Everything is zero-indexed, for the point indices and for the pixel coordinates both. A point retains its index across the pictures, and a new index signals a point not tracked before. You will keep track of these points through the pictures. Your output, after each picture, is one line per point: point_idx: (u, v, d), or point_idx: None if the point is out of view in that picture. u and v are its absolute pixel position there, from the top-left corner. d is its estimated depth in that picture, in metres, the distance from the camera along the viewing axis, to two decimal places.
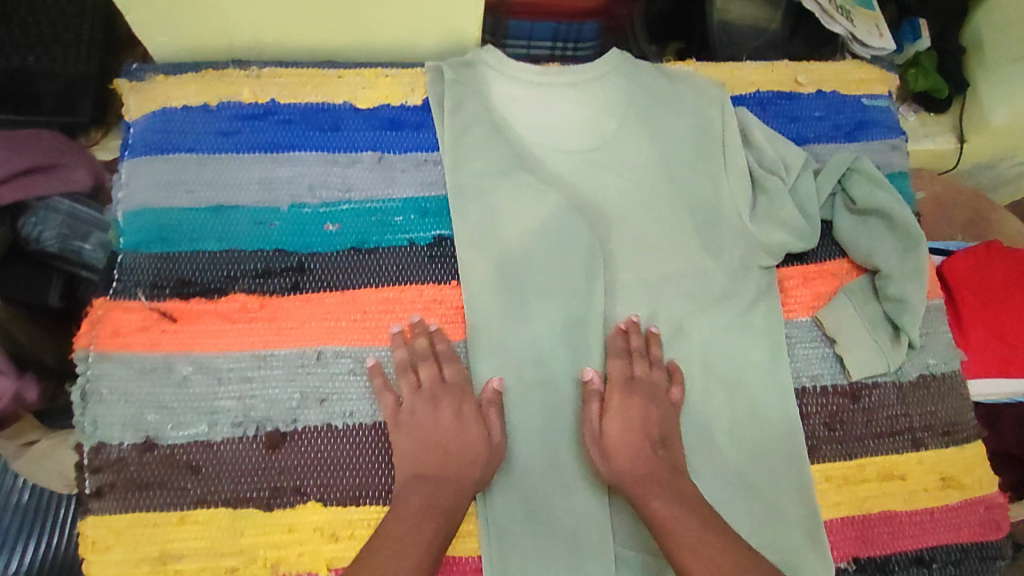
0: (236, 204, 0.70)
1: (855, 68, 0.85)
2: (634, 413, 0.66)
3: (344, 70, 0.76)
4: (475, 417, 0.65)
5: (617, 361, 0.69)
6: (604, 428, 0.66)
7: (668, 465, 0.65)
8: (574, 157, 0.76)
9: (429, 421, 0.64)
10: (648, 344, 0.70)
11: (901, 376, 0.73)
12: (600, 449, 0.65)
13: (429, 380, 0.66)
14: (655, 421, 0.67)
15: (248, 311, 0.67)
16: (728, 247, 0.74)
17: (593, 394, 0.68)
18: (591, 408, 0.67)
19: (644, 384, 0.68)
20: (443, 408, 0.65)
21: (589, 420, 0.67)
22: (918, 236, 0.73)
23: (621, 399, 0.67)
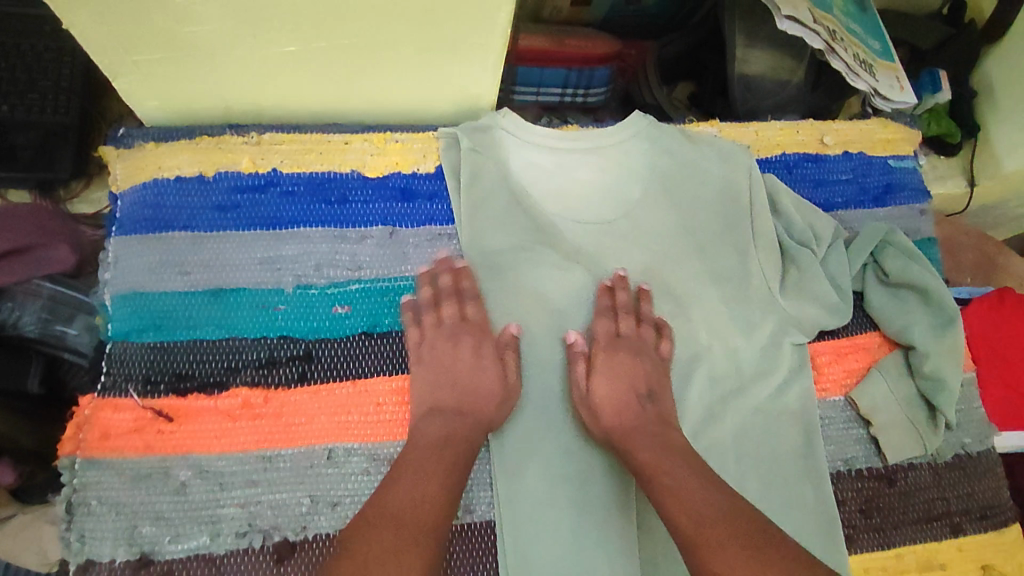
0: (236, 287, 0.65)
1: (881, 128, 0.82)
2: (620, 371, 0.66)
3: (351, 136, 0.71)
4: (493, 356, 0.66)
5: (604, 321, 0.68)
6: (591, 387, 0.65)
7: (655, 416, 0.64)
8: (596, 228, 0.72)
9: (449, 359, 0.65)
10: (640, 299, 0.70)
11: (938, 457, 0.70)
12: (589, 408, 0.64)
13: (450, 316, 0.66)
14: (642, 375, 0.66)
15: (251, 407, 0.61)
16: (759, 323, 0.71)
17: (578, 355, 0.67)
18: (578, 368, 0.66)
19: (630, 341, 0.67)
20: (461, 349, 0.65)
21: (577, 380, 0.66)
22: (954, 313, 0.70)
23: (607, 356, 0.66)
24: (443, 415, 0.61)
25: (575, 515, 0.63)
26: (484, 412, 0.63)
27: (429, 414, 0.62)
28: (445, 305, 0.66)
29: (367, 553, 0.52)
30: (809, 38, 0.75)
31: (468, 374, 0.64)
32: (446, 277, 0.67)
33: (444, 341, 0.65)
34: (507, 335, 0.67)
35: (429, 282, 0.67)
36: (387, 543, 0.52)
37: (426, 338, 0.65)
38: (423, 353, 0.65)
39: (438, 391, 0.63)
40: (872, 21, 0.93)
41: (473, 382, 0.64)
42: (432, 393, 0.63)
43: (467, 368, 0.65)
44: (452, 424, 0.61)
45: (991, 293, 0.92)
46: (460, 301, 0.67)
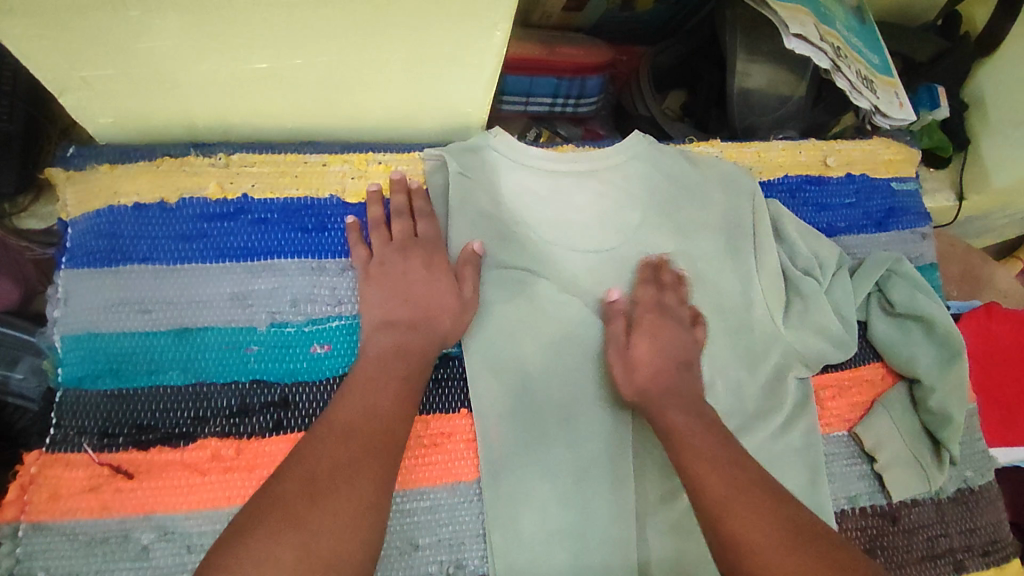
0: (203, 325, 0.59)
1: (882, 148, 0.81)
2: (664, 335, 0.63)
3: (329, 157, 0.67)
4: (448, 273, 0.62)
5: (643, 287, 0.67)
6: (632, 344, 0.63)
7: (692, 386, 0.62)
8: (594, 257, 0.68)
9: (399, 271, 0.61)
10: (678, 280, 0.68)
11: (941, 492, 0.69)
12: (624, 364, 0.62)
13: (402, 234, 0.63)
14: (682, 344, 0.64)
15: (222, 460, 0.56)
16: (760, 356, 0.69)
17: (616, 311, 0.65)
18: (616, 326, 0.64)
19: (671, 309, 0.66)
20: (413, 265, 0.62)
21: (615, 339, 0.63)
22: (961, 346, 0.68)
23: (652, 317, 0.64)
24: (395, 329, 0.58)
25: (574, 566, 0.59)
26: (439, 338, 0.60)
27: (381, 327, 0.59)
28: (395, 222, 0.63)
29: (319, 467, 0.48)
30: (817, 58, 0.74)
31: (421, 286, 0.61)
32: (399, 195, 0.65)
33: (397, 253, 0.62)
34: (468, 253, 0.63)
35: (400, 190, 0.65)
36: (346, 456, 0.49)
37: (377, 254, 0.62)
38: (371, 269, 0.62)
39: (391, 302, 0.60)
40: (872, 35, 0.90)
41: (426, 299, 0.60)
42: (387, 305, 0.60)
43: (421, 274, 0.61)
44: (403, 336, 0.58)
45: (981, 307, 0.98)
46: (412, 219, 0.64)
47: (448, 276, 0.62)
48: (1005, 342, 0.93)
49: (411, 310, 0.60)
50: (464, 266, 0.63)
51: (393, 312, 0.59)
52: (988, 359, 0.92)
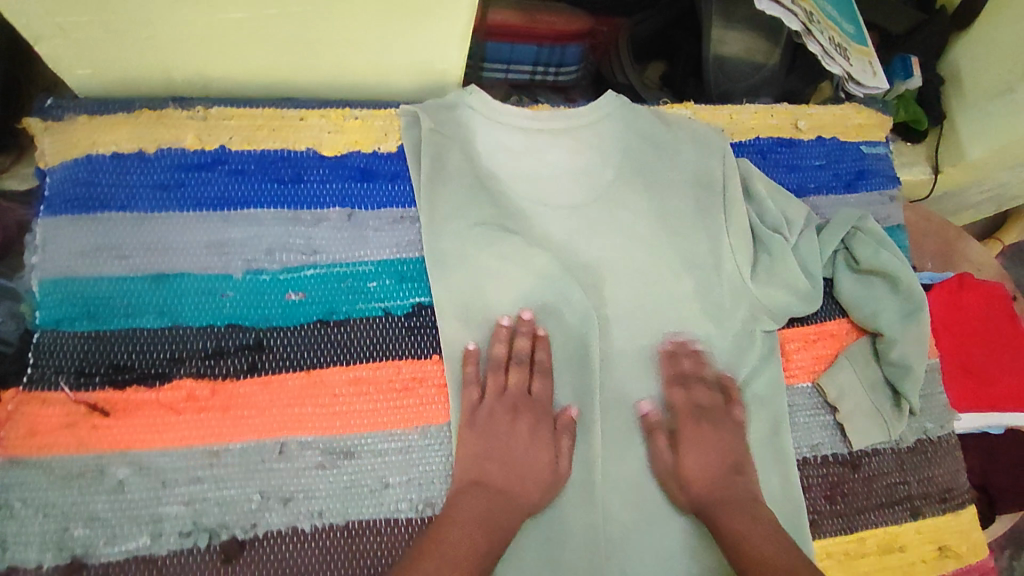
0: (180, 271, 0.60)
1: (854, 113, 0.81)
2: (710, 445, 0.63)
3: (307, 111, 0.67)
4: (549, 443, 0.61)
5: (676, 390, 0.66)
6: (679, 459, 0.63)
7: (748, 491, 0.62)
8: (565, 214, 0.69)
9: (505, 431, 0.60)
10: (699, 366, 0.68)
11: (900, 442, 0.72)
12: (676, 480, 0.63)
13: (516, 388, 0.62)
14: (729, 447, 0.64)
15: (197, 400, 0.57)
16: (729, 310, 0.70)
17: (654, 426, 0.65)
18: (658, 441, 0.64)
19: (713, 410, 0.66)
20: (519, 425, 0.61)
21: (659, 456, 0.64)
22: (921, 301, 0.71)
23: (693, 429, 0.64)
24: (485, 491, 0.57)
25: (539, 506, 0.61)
26: (513, 441, 0.60)
27: (471, 487, 0.57)
28: (513, 372, 0.62)
29: None
30: (788, 18, 0.75)
31: (521, 451, 0.60)
32: (523, 340, 0.63)
33: (504, 413, 0.60)
34: (566, 417, 0.63)
35: (506, 339, 0.63)
36: None
37: (485, 402, 0.61)
38: (477, 418, 0.60)
39: (484, 464, 0.59)
40: (846, 5, 0.91)
41: (522, 465, 0.59)
42: (477, 464, 0.59)
43: (525, 440, 0.60)
44: (494, 502, 0.56)
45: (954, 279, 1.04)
46: (530, 371, 0.63)
47: (547, 445, 0.61)
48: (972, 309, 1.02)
49: (496, 463, 0.59)
50: (561, 430, 0.62)
51: (484, 464, 0.59)
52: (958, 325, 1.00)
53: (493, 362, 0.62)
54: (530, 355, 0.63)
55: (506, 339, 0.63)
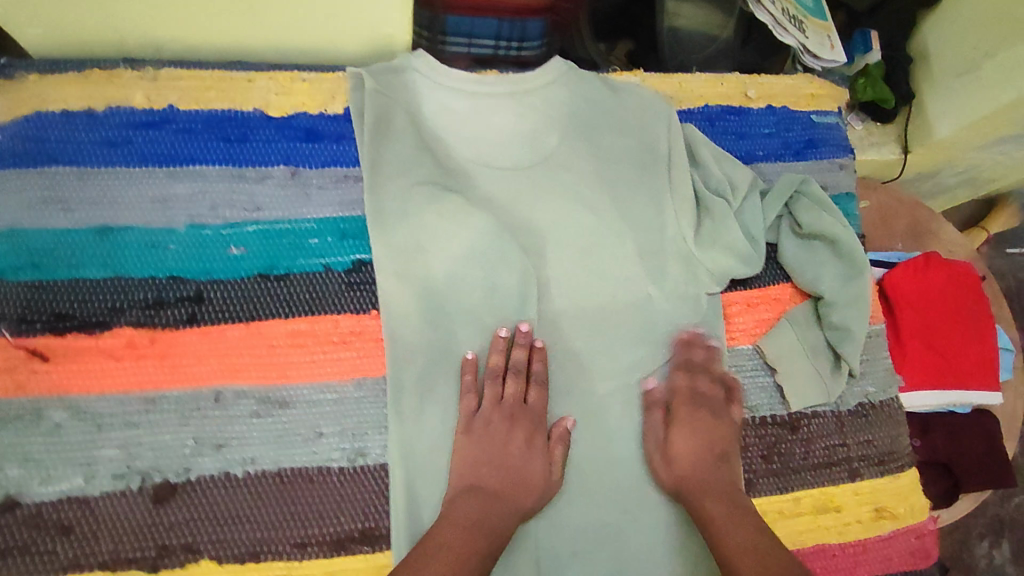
0: (125, 224, 0.61)
1: (805, 83, 0.82)
2: (697, 430, 0.65)
3: (255, 73, 0.67)
4: (544, 450, 0.63)
5: (681, 374, 0.68)
6: (670, 438, 0.66)
7: (727, 476, 0.64)
8: (509, 175, 0.70)
9: (501, 439, 0.61)
10: (712, 359, 0.69)
11: (841, 405, 0.73)
12: (663, 457, 0.65)
13: (513, 397, 0.63)
14: (717, 438, 0.66)
15: (135, 348, 0.58)
16: (671, 273, 0.71)
17: (654, 403, 0.68)
18: (656, 419, 0.67)
19: (711, 399, 0.67)
20: (516, 434, 0.62)
21: (653, 431, 0.67)
22: (862, 264, 0.72)
23: (687, 411, 0.66)
24: (482, 495, 0.58)
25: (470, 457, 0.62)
26: (508, 446, 0.61)
27: (468, 492, 0.59)
28: (510, 381, 0.63)
29: None
30: None
31: (517, 463, 0.61)
32: (520, 351, 0.64)
33: (501, 422, 0.62)
34: (562, 429, 0.64)
35: (502, 350, 0.64)
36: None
37: (483, 410, 0.62)
38: (474, 426, 0.62)
39: (481, 470, 0.60)
40: None
41: (520, 472, 0.61)
42: (473, 469, 0.60)
43: (522, 450, 0.62)
44: (491, 508, 0.58)
45: (919, 259, 1.11)
46: (528, 380, 0.64)
47: (539, 457, 0.62)
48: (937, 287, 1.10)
49: (493, 468, 0.60)
50: (555, 442, 0.64)
51: (476, 472, 0.60)
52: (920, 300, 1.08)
53: (489, 371, 0.63)
54: (528, 366, 0.64)
55: (504, 349, 0.64)
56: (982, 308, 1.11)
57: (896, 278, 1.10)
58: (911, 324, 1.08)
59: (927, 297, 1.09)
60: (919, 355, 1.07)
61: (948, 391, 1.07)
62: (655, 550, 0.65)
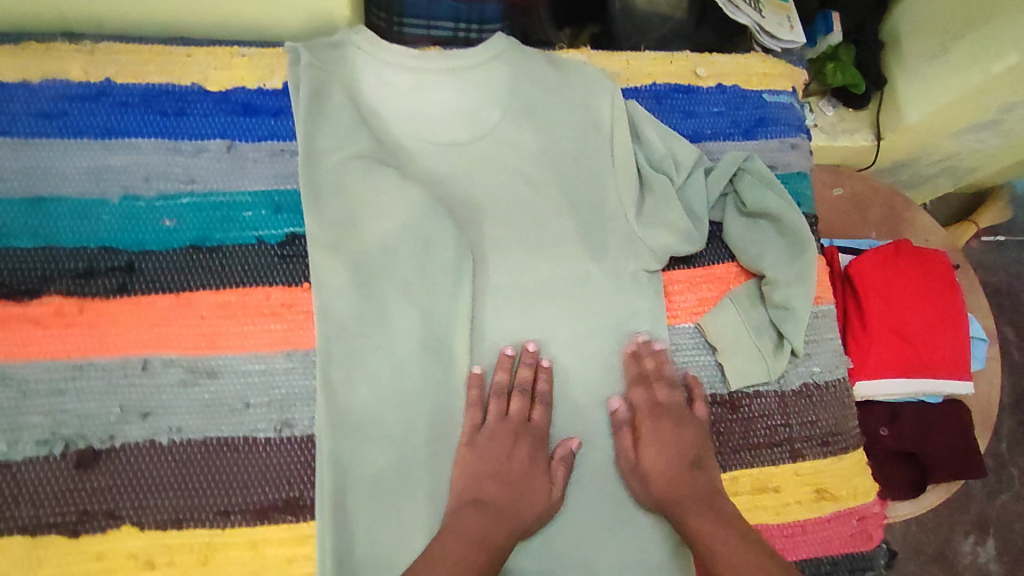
0: (58, 195, 0.61)
1: (758, 61, 0.81)
2: (667, 443, 0.65)
3: (194, 48, 0.67)
4: (545, 469, 0.63)
5: (639, 390, 0.67)
6: (641, 459, 0.65)
7: (706, 485, 0.64)
8: (449, 151, 0.69)
9: (504, 455, 0.62)
10: (662, 364, 0.68)
11: (784, 385, 0.72)
12: (638, 478, 0.65)
13: (517, 415, 0.64)
14: (688, 443, 0.65)
15: (64, 316, 0.59)
16: (614, 251, 0.70)
17: (622, 424, 0.67)
18: (624, 439, 0.66)
19: (669, 407, 0.67)
20: (518, 451, 0.62)
21: (624, 451, 0.66)
22: (806, 241, 0.71)
23: (653, 426, 0.66)
24: (484, 510, 0.59)
25: (402, 430, 0.61)
26: (511, 461, 0.62)
27: (472, 504, 0.59)
28: (515, 398, 0.64)
29: None
30: None
31: (519, 481, 0.61)
32: (526, 369, 0.65)
33: (505, 437, 0.62)
34: (565, 450, 0.65)
35: (508, 367, 0.65)
36: None
37: (488, 425, 0.63)
38: (478, 439, 0.62)
39: (486, 482, 0.61)
40: None
41: (522, 490, 0.61)
42: (476, 482, 0.61)
43: (524, 467, 0.62)
44: (491, 524, 0.58)
45: (888, 247, 1.09)
46: (532, 400, 0.65)
47: (542, 475, 0.63)
48: (909, 275, 1.07)
49: (494, 481, 0.61)
50: (557, 462, 0.64)
51: (474, 485, 0.60)
52: (889, 290, 1.06)
53: (492, 388, 0.64)
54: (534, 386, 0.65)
55: (509, 366, 0.65)
56: (958, 297, 1.09)
57: (864, 265, 1.08)
58: (880, 313, 1.05)
59: (897, 284, 1.07)
60: (888, 344, 1.04)
61: (916, 379, 1.05)
62: (587, 525, 0.66)
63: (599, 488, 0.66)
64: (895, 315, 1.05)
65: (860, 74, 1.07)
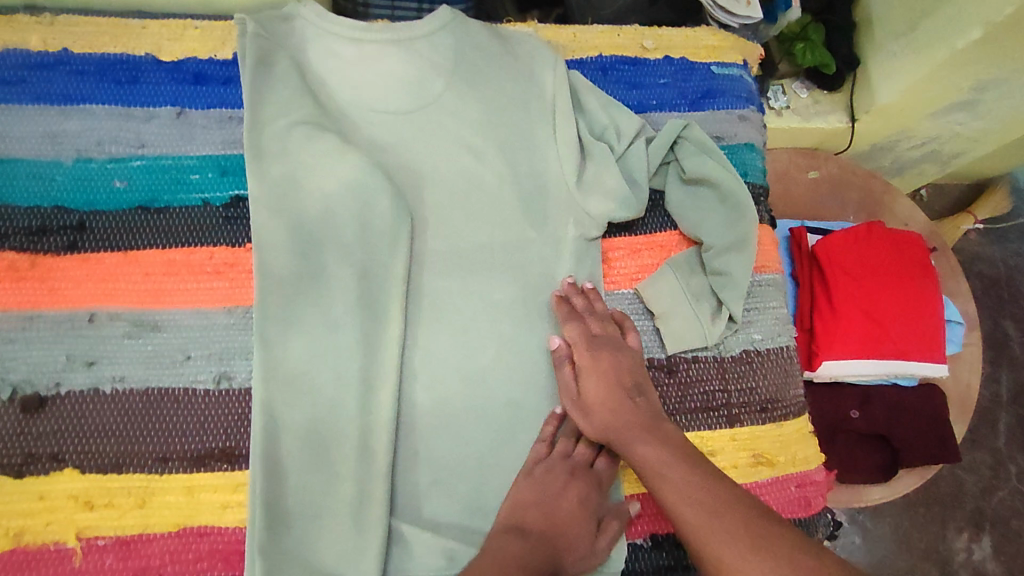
0: (14, 157, 0.65)
1: (706, 35, 0.82)
2: (607, 372, 0.64)
3: (149, 21, 0.71)
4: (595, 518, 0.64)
5: (573, 325, 0.67)
6: (581, 388, 0.64)
7: (648, 409, 0.63)
8: (391, 120, 0.71)
9: (558, 492, 0.63)
10: (592, 300, 0.69)
11: (723, 350, 0.72)
12: (582, 409, 0.64)
13: (581, 457, 0.66)
14: (628, 370, 0.65)
15: (15, 271, 0.62)
16: (554, 218, 0.72)
17: (563, 359, 0.66)
18: (566, 372, 0.66)
19: (605, 338, 0.66)
20: (570, 491, 0.64)
21: (567, 386, 0.66)
22: (745, 206, 0.72)
23: (591, 357, 0.65)
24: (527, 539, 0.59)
25: (337, 385, 0.64)
26: (562, 498, 0.63)
27: (510, 531, 0.60)
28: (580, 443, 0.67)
29: None
30: None
31: (567, 518, 0.62)
32: None
33: (562, 474, 0.64)
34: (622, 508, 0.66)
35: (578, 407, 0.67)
36: None
37: (548, 461, 0.65)
38: (537, 471, 0.65)
39: (528, 513, 0.62)
40: None
41: (573, 533, 0.62)
42: (521, 512, 0.62)
43: (566, 499, 0.63)
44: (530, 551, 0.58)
45: (860, 227, 1.01)
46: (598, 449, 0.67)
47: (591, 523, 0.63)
48: (883, 257, 1.00)
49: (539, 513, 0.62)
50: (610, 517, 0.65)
51: (520, 514, 0.62)
52: (862, 273, 0.98)
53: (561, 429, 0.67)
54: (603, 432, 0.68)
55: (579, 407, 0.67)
56: (934, 280, 1.01)
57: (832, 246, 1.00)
58: (849, 295, 0.97)
59: (868, 266, 0.99)
60: (856, 328, 0.96)
61: (890, 361, 0.98)
62: None
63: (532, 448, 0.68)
64: (865, 298, 0.97)
65: (830, 54, 1.07)
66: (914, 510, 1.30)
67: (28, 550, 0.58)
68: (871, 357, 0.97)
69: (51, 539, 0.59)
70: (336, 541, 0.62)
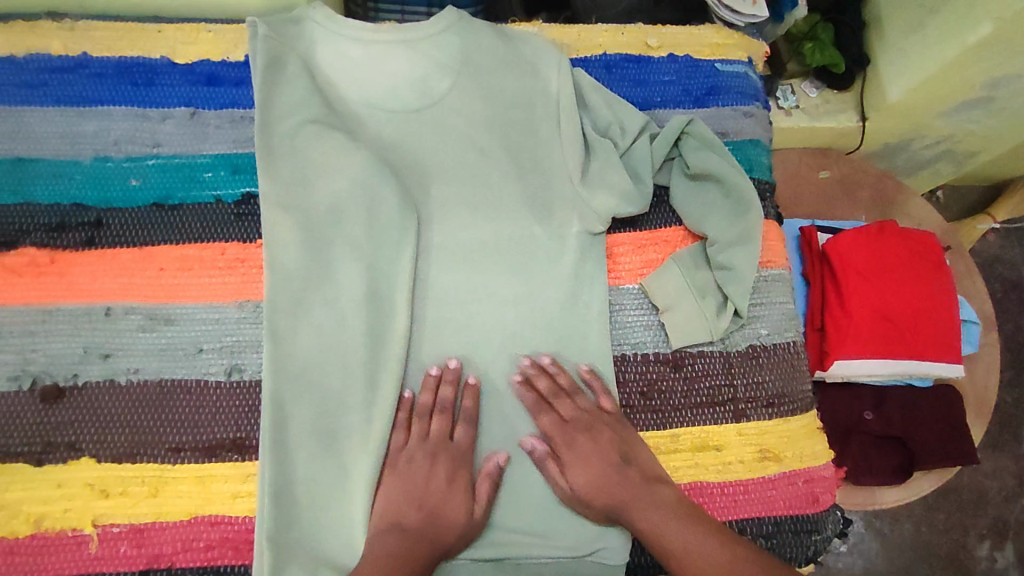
0: (37, 156, 0.67)
1: (712, 32, 0.82)
2: (592, 456, 0.65)
3: (164, 25, 0.73)
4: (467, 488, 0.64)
5: (542, 416, 0.67)
6: (572, 481, 0.65)
7: (641, 471, 0.64)
8: (398, 119, 0.72)
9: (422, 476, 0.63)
10: (556, 375, 0.68)
11: (729, 346, 0.72)
12: (581, 502, 0.65)
13: (438, 433, 0.65)
14: (611, 448, 0.65)
15: (36, 266, 0.64)
16: (558, 214, 0.72)
17: (544, 456, 0.66)
18: (551, 469, 0.66)
19: (579, 423, 0.67)
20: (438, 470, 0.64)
21: (554, 480, 0.66)
22: (750, 201, 0.72)
23: (570, 451, 0.66)
24: (402, 533, 0.60)
25: (342, 378, 0.65)
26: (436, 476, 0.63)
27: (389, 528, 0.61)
28: (434, 419, 0.66)
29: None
30: None
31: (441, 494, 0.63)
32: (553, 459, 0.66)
33: (422, 460, 0.64)
34: (493, 465, 0.66)
35: (431, 388, 0.66)
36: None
37: (408, 447, 0.65)
38: (399, 463, 0.64)
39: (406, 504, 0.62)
40: None
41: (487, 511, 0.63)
42: (400, 505, 0.62)
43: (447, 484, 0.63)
44: (410, 543, 0.59)
45: (873, 226, 1.00)
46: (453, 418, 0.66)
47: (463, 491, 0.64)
48: (896, 256, 0.98)
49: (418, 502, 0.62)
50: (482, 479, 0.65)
51: (398, 510, 0.62)
52: (873, 273, 0.96)
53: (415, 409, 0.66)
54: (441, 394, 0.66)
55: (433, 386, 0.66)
56: (948, 279, 1.00)
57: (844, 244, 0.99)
58: (861, 295, 0.95)
59: (880, 266, 0.97)
60: (869, 327, 0.95)
61: (903, 362, 0.96)
62: (524, 477, 0.67)
63: (537, 442, 0.68)
64: (877, 297, 0.96)
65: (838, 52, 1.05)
66: (935, 517, 1.27)
67: (46, 536, 0.60)
68: (884, 358, 0.95)
69: (68, 525, 0.60)
70: (343, 532, 0.62)
